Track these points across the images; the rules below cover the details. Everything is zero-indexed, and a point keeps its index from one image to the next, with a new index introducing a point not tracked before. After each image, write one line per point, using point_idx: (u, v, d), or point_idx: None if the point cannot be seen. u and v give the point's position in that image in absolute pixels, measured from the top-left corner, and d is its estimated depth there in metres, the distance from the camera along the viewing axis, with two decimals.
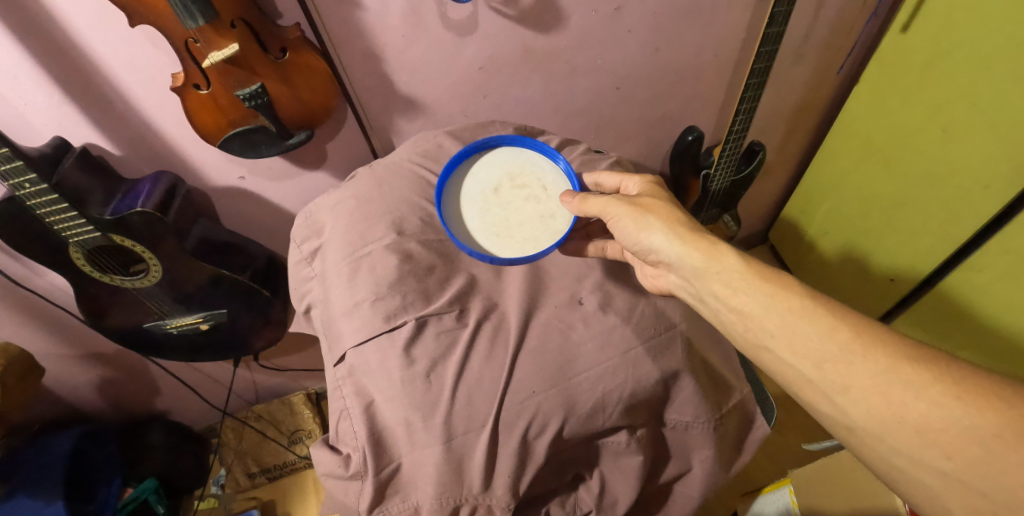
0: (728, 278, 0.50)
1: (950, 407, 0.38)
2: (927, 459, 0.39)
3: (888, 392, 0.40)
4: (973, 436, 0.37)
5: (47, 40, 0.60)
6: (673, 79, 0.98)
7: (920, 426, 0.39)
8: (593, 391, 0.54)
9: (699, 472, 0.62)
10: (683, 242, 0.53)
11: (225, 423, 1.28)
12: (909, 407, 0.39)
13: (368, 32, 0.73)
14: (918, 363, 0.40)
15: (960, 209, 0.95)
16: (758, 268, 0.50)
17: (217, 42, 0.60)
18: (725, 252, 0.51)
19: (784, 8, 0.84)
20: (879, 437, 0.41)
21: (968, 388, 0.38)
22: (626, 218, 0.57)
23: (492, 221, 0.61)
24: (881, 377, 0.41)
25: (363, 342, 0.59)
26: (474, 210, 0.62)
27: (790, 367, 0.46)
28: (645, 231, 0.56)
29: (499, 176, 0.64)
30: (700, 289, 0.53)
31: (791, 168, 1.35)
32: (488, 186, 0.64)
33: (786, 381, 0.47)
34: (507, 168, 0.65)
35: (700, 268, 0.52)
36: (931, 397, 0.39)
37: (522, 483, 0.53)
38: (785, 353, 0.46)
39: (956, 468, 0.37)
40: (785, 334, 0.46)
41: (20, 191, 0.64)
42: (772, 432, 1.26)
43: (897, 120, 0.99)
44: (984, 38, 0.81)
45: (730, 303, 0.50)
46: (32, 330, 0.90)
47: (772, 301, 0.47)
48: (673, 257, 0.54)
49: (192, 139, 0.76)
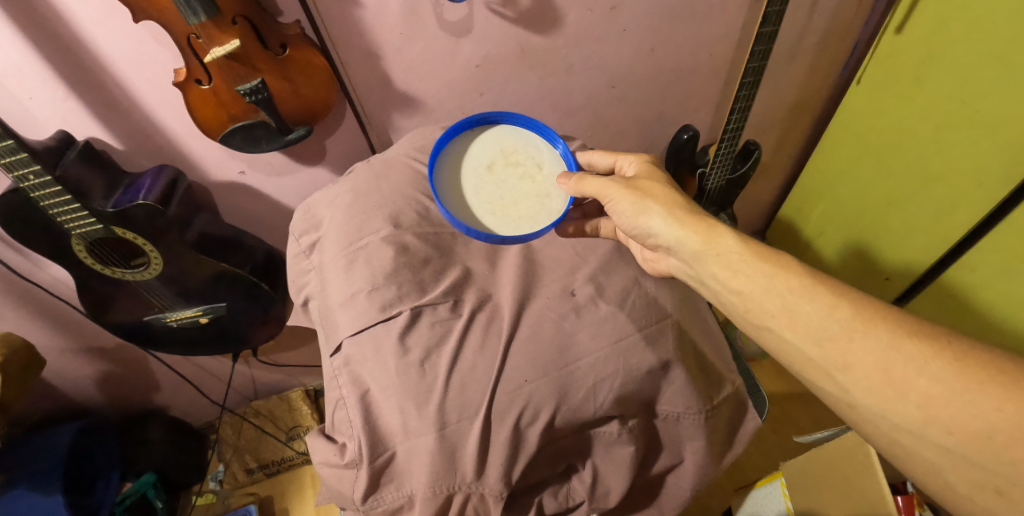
0: (728, 260, 0.51)
1: (950, 382, 0.39)
2: (930, 436, 0.39)
3: (889, 369, 0.41)
4: (975, 411, 0.38)
5: (52, 35, 0.61)
6: (669, 78, 1.00)
7: (921, 401, 0.39)
8: (586, 379, 0.55)
9: (691, 463, 0.63)
10: (681, 225, 0.54)
11: (224, 419, 1.29)
12: (911, 384, 0.40)
13: (366, 30, 0.75)
14: (918, 340, 0.41)
15: (954, 206, 0.96)
16: (755, 250, 0.51)
17: (218, 38, 0.61)
18: (723, 234, 0.52)
19: (777, 8, 0.86)
20: (881, 414, 0.42)
21: (968, 364, 0.39)
22: (625, 201, 0.58)
23: (487, 199, 0.61)
24: (883, 354, 0.42)
25: (359, 331, 0.60)
26: (470, 185, 0.62)
27: (790, 346, 0.47)
28: (643, 215, 0.57)
29: (493, 153, 0.65)
30: (699, 271, 0.54)
31: (787, 168, 1.36)
32: (481, 162, 0.64)
33: (787, 361, 0.48)
34: (501, 146, 0.66)
35: (699, 251, 0.53)
36: (932, 373, 0.40)
37: (514, 471, 0.54)
38: (785, 331, 0.47)
39: (957, 443, 0.38)
40: (785, 314, 0.47)
41: (24, 183, 0.65)
42: (767, 429, 1.27)
43: (893, 118, 1.00)
44: (978, 37, 0.82)
45: (729, 285, 0.51)
46: (33, 323, 0.92)
47: (771, 282, 0.48)
48: (672, 241, 0.55)
49: (193, 133, 0.77)
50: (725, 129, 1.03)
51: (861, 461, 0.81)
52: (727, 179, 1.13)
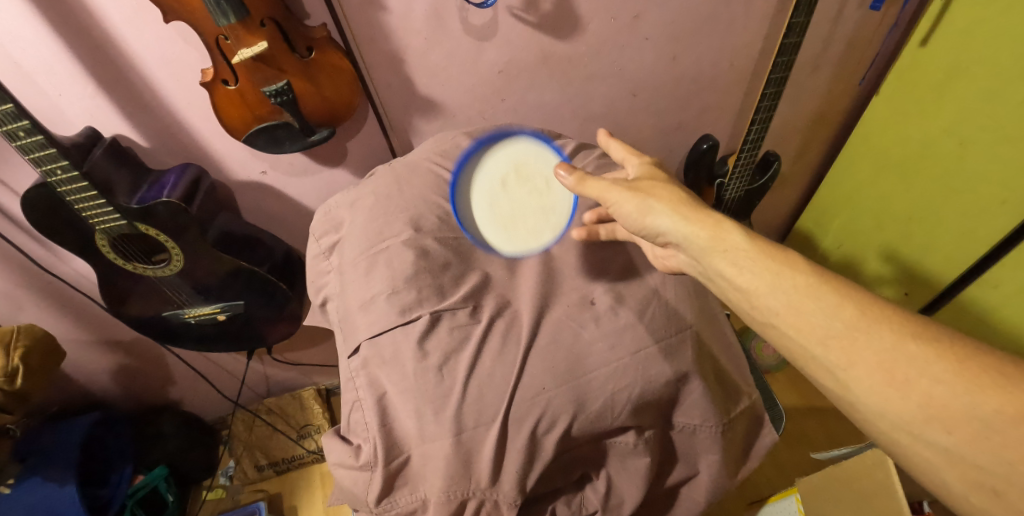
0: (735, 257, 0.50)
1: (951, 383, 0.38)
2: (929, 436, 0.39)
3: (892, 368, 0.40)
4: (973, 412, 0.37)
5: (85, 34, 0.63)
6: (690, 87, 0.99)
7: (922, 401, 0.39)
8: (604, 389, 0.55)
9: (707, 476, 0.63)
10: (688, 222, 0.53)
11: (236, 415, 1.31)
12: (912, 384, 0.39)
13: (390, 34, 0.75)
14: (922, 340, 0.40)
15: (979, 221, 0.95)
16: (761, 246, 0.50)
17: (247, 40, 0.62)
18: (730, 231, 0.51)
19: (802, 18, 0.84)
20: (880, 413, 0.41)
21: (970, 365, 0.38)
22: (628, 203, 0.57)
23: (499, 216, 0.66)
24: (886, 353, 0.41)
25: (378, 334, 0.61)
26: (482, 201, 0.66)
27: (794, 344, 0.46)
28: (648, 215, 0.56)
29: (506, 165, 0.66)
30: (705, 267, 0.53)
31: (805, 178, 1.35)
32: (495, 175, 0.66)
33: (792, 358, 0.48)
34: (513, 156, 0.66)
35: (706, 248, 0.52)
36: (933, 374, 0.39)
37: (529, 479, 0.54)
38: (790, 330, 0.46)
39: (956, 442, 0.38)
40: (791, 313, 0.46)
41: (53, 178, 0.67)
42: (780, 445, 1.25)
43: (915, 130, 0.99)
44: (1005, 51, 0.81)
45: (734, 283, 0.50)
46: (54, 314, 0.93)
47: (776, 280, 0.47)
48: (679, 239, 0.54)
49: (218, 133, 0.78)
50: (744, 140, 1.02)
51: (878, 481, 0.80)
52: (744, 191, 1.11)
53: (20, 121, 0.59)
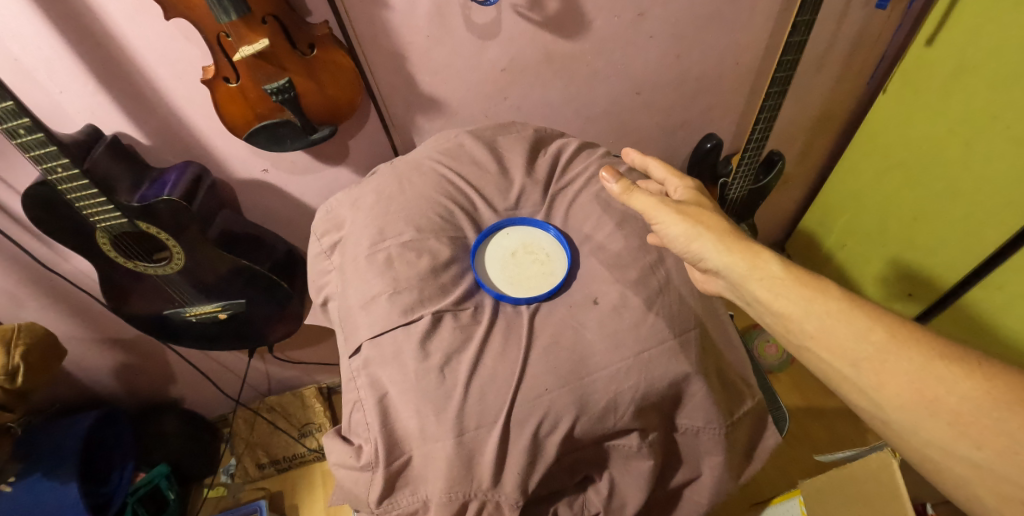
0: (772, 285, 0.50)
1: (979, 401, 0.40)
2: (958, 451, 0.40)
3: (922, 387, 0.42)
4: (1003, 429, 0.39)
5: (84, 31, 0.62)
6: (694, 86, 0.98)
7: (952, 418, 0.40)
8: (606, 391, 0.54)
9: (709, 478, 0.62)
10: (729, 252, 0.53)
11: (236, 413, 1.31)
12: (942, 402, 0.41)
13: (393, 32, 0.75)
14: (951, 360, 0.42)
15: (984, 223, 0.94)
16: (797, 274, 0.50)
17: (248, 37, 0.61)
18: (768, 260, 0.52)
19: (807, 17, 0.83)
20: (912, 430, 0.43)
21: (998, 384, 0.40)
22: (675, 225, 0.56)
23: (511, 279, 0.64)
24: (916, 373, 0.42)
25: (380, 334, 0.60)
26: (495, 267, 0.65)
27: (826, 365, 0.47)
28: (694, 242, 0.55)
29: (516, 242, 0.67)
30: (743, 293, 0.54)
31: (810, 177, 1.34)
32: (507, 250, 0.66)
33: (823, 377, 0.49)
34: (523, 236, 0.67)
35: (745, 276, 0.52)
36: (962, 393, 0.41)
37: (531, 481, 0.54)
38: (821, 352, 0.47)
39: (985, 457, 0.39)
40: (822, 336, 0.47)
41: (53, 175, 0.66)
42: (783, 446, 1.25)
43: (921, 131, 0.98)
44: (1010, 52, 0.79)
45: (769, 308, 0.51)
46: (56, 313, 0.93)
47: (810, 305, 0.48)
48: (719, 267, 0.54)
49: (219, 131, 0.78)
50: (748, 139, 1.02)
51: (884, 483, 0.79)
52: (749, 190, 1.11)
53: (20, 119, 0.59)
